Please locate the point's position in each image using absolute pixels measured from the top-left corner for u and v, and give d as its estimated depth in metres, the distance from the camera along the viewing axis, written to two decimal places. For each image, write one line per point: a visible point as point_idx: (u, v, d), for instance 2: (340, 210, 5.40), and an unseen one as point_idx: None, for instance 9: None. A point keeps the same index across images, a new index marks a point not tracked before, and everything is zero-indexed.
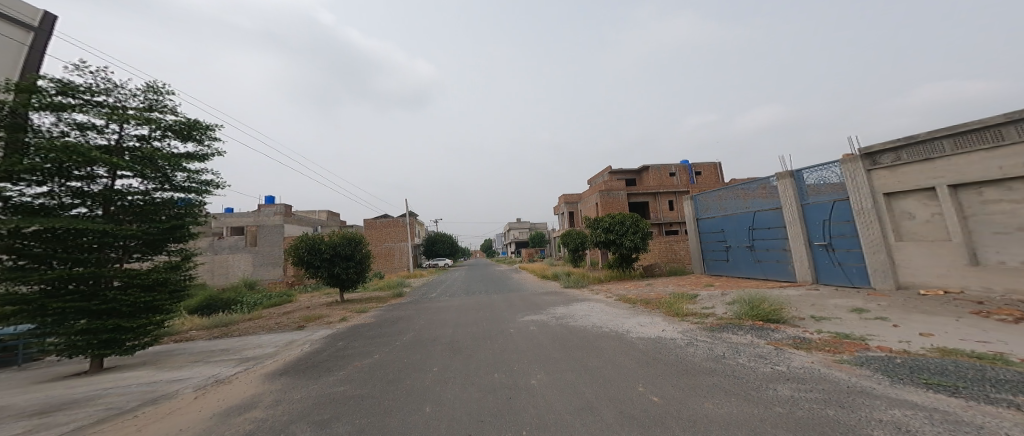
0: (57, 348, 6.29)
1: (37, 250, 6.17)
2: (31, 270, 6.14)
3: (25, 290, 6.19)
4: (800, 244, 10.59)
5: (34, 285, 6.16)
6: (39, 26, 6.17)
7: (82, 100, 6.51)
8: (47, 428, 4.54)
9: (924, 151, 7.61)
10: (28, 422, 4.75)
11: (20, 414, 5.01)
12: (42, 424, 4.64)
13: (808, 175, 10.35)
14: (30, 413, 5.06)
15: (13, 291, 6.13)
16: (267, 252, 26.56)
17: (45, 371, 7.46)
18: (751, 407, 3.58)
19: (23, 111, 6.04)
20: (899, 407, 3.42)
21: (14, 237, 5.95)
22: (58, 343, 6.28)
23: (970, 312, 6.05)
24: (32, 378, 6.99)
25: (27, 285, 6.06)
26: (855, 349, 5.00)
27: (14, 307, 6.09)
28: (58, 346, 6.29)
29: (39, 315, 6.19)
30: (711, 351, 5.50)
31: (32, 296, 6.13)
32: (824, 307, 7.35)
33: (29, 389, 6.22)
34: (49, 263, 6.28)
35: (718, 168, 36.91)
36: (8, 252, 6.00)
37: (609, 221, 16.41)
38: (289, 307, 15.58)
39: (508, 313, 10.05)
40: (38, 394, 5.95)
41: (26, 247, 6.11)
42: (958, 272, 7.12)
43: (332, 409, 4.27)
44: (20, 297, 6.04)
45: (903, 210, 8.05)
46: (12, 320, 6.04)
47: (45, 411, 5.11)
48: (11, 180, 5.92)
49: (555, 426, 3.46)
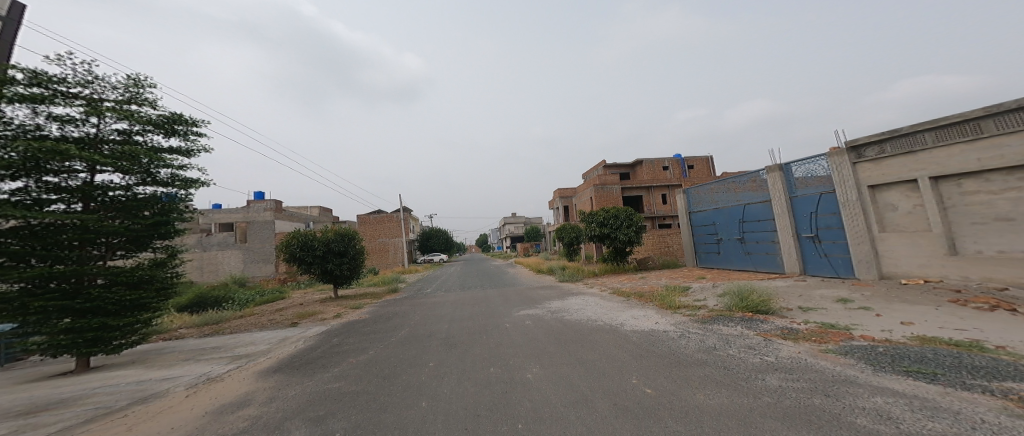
0: (41, 347, 6.24)
1: (15, 248, 6.10)
2: (9, 268, 6.07)
3: (5, 289, 6.15)
4: (789, 236, 10.78)
5: (14, 283, 6.09)
6: (8, 16, 6.50)
7: (56, 91, 6.42)
8: (38, 428, 4.57)
9: (906, 144, 7.76)
10: (17, 422, 4.78)
11: (9, 416, 5.02)
12: (30, 425, 4.67)
13: (797, 167, 10.47)
14: (19, 414, 5.07)
15: None
16: (258, 248, 26.44)
17: (33, 370, 7.44)
18: (741, 398, 3.70)
19: None
20: (881, 394, 3.56)
21: None
22: (41, 343, 6.24)
23: (949, 300, 6.23)
24: (19, 377, 6.98)
25: (7, 283, 5.98)
26: (841, 339, 5.15)
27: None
28: (41, 346, 6.23)
29: (20, 314, 6.12)
30: (702, 342, 5.62)
31: (13, 295, 6.10)
32: (811, 298, 7.52)
33: (17, 389, 6.22)
34: (27, 261, 6.24)
35: (711, 161, 37.27)
36: None
37: (604, 215, 16.50)
38: (282, 304, 15.57)
39: (504, 307, 10.13)
40: (26, 394, 5.96)
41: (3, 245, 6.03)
42: (939, 262, 7.31)
43: (327, 406, 4.34)
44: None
45: (887, 202, 8.21)
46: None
47: (35, 411, 5.12)
48: None
49: (550, 419, 3.55)
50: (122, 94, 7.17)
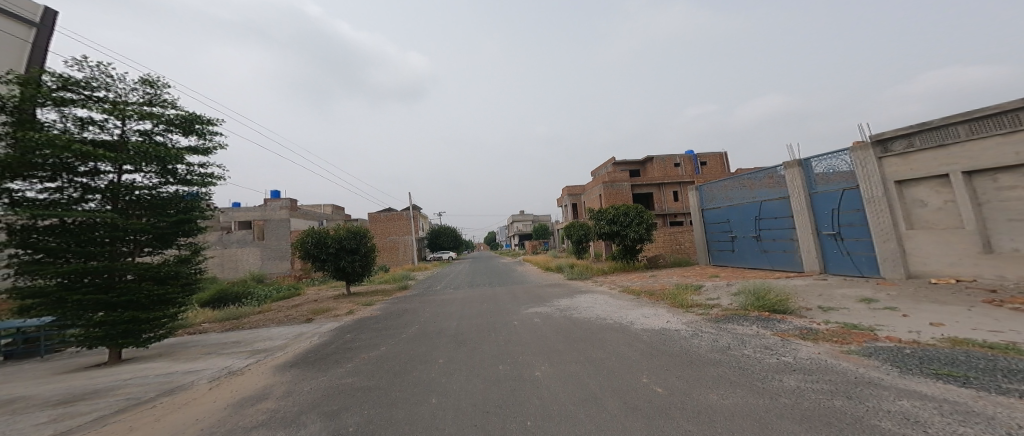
0: (78, 339, 6.36)
1: (52, 244, 6.20)
2: (47, 263, 6.17)
3: (44, 282, 6.18)
4: (808, 233, 10.46)
5: (52, 278, 6.11)
6: (40, 22, 6.81)
7: (83, 96, 6.50)
8: (73, 416, 4.58)
9: (938, 136, 7.42)
10: (55, 411, 4.81)
11: (46, 405, 5.05)
12: (66, 414, 4.68)
13: (817, 163, 10.16)
14: (55, 402, 5.11)
15: (35, 284, 6.17)
16: (275, 246, 26.76)
17: (70, 361, 7.60)
18: (757, 399, 3.52)
19: (28, 106, 6.12)
20: (908, 398, 3.35)
21: (29, 232, 6.06)
22: (79, 334, 6.35)
23: (983, 301, 5.93)
24: (56, 368, 7.11)
25: (45, 278, 6.04)
26: (864, 340, 4.92)
27: (35, 300, 6.12)
28: (79, 339, 6.35)
29: (58, 308, 6.19)
30: (715, 342, 5.44)
31: (51, 289, 6.12)
32: (832, 297, 7.26)
33: (54, 380, 6.29)
34: (65, 257, 6.30)
35: (725, 158, 36.61)
36: (24, 247, 6.05)
37: (614, 212, 16.27)
38: (298, 300, 15.71)
39: (512, 305, 10.03)
40: (61, 384, 6.02)
41: (40, 241, 6.16)
42: (971, 260, 7.00)
43: (341, 400, 4.27)
44: (38, 290, 6.05)
45: (915, 198, 7.89)
46: (32, 312, 6.07)
47: (71, 400, 5.15)
48: (20, 178, 5.97)
49: (558, 416, 3.44)
50: (142, 96, 7.19)
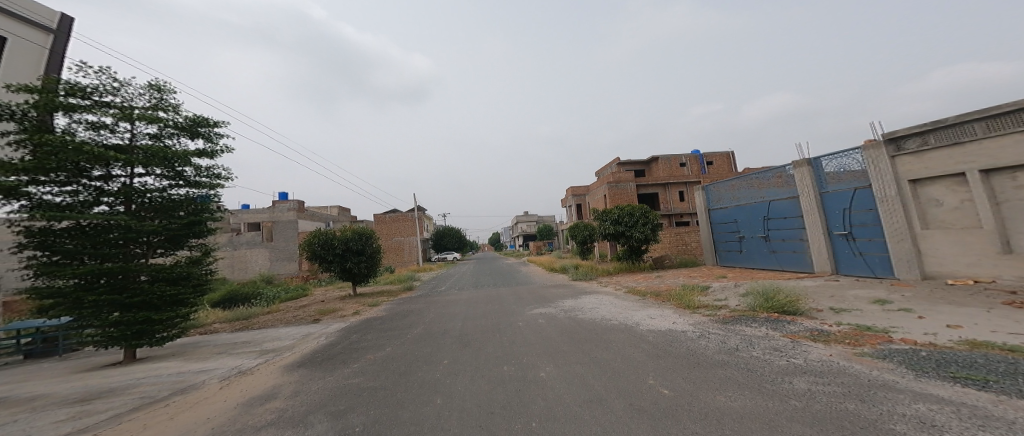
0: (96, 339, 6.43)
1: (68, 246, 6.22)
2: (64, 265, 6.21)
3: (62, 283, 6.23)
4: (819, 233, 10.31)
5: (70, 278, 6.15)
6: (57, 28, 6.82)
7: (92, 101, 6.51)
8: (89, 414, 4.57)
9: (953, 134, 7.28)
10: (73, 408, 4.80)
11: (65, 402, 5.05)
12: (84, 411, 4.67)
13: (827, 162, 10.01)
14: (72, 400, 5.12)
15: (54, 284, 6.23)
16: (283, 247, 26.87)
17: (87, 360, 7.64)
18: (766, 401, 3.43)
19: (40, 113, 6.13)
20: (924, 401, 3.25)
21: (47, 234, 6.09)
22: (97, 334, 6.41)
23: (1003, 302, 5.78)
24: (74, 366, 7.15)
25: (63, 279, 6.07)
26: (878, 342, 4.80)
27: (53, 300, 6.16)
28: (97, 338, 6.44)
29: (76, 309, 6.21)
30: (723, 343, 5.34)
31: (68, 289, 6.16)
32: (843, 298, 7.13)
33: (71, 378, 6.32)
34: (81, 259, 6.34)
35: (731, 157, 36.32)
36: (43, 248, 6.11)
37: (619, 213, 16.14)
38: (305, 301, 15.73)
39: (517, 306, 9.97)
40: (78, 382, 6.03)
41: (58, 243, 6.19)
42: (990, 261, 6.84)
43: (347, 400, 4.22)
44: (56, 290, 6.08)
45: (930, 197, 7.75)
46: (52, 312, 6.12)
47: (88, 398, 5.16)
48: (35, 182, 5.97)
49: (564, 417, 3.37)
50: (148, 101, 7.20)
